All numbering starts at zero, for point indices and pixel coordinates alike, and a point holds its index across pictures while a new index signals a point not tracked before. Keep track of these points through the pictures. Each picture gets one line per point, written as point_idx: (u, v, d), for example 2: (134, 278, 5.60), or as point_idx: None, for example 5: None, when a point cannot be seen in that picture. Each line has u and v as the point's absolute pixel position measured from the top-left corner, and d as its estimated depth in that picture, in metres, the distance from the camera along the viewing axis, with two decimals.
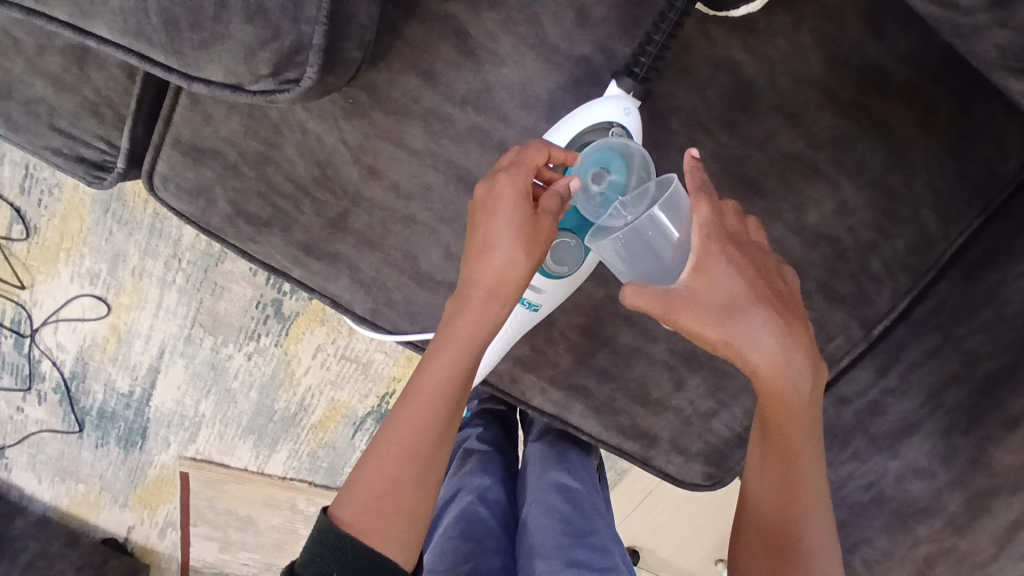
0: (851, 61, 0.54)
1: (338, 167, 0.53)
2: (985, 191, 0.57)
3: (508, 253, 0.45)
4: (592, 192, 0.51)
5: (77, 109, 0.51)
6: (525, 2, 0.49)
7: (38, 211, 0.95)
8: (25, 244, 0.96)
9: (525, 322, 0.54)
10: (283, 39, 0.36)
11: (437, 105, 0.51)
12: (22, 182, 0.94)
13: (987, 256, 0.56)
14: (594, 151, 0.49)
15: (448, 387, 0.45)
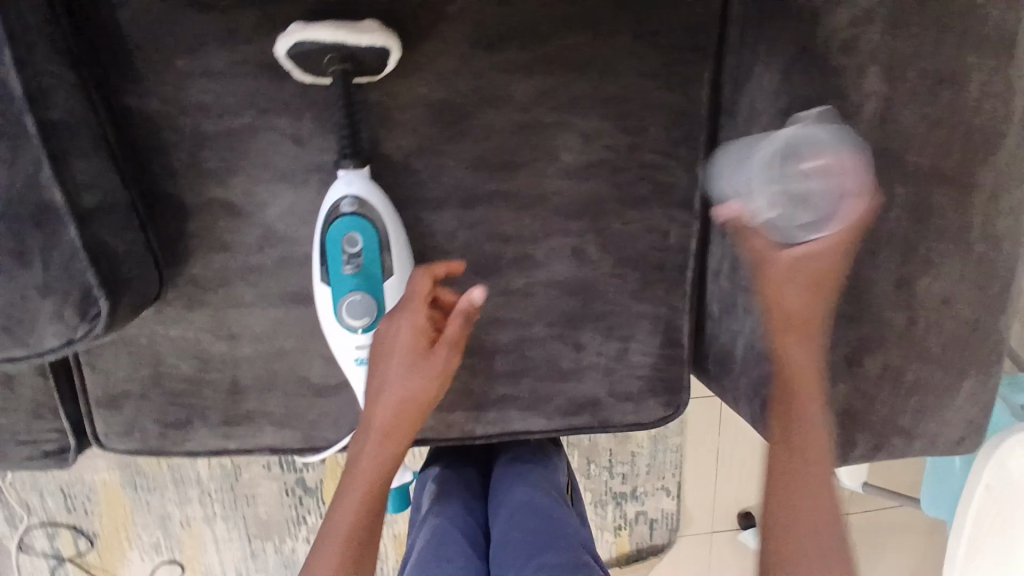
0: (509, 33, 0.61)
1: (213, 349, 0.64)
2: (702, 36, 0.61)
3: (407, 390, 0.53)
4: (354, 256, 0.57)
5: (27, 419, 0.64)
6: (251, 156, 0.60)
7: (89, 519, 1.09)
8: (94, 553, 1.10)
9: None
10: (73, 293, 0.49)
11: (246, 262, 0.62)
12: (66, 505, 1.08)
13: (734, 86, 0.62)
14: (339, 224, 0.56)
15: (371, 509, 0.52)
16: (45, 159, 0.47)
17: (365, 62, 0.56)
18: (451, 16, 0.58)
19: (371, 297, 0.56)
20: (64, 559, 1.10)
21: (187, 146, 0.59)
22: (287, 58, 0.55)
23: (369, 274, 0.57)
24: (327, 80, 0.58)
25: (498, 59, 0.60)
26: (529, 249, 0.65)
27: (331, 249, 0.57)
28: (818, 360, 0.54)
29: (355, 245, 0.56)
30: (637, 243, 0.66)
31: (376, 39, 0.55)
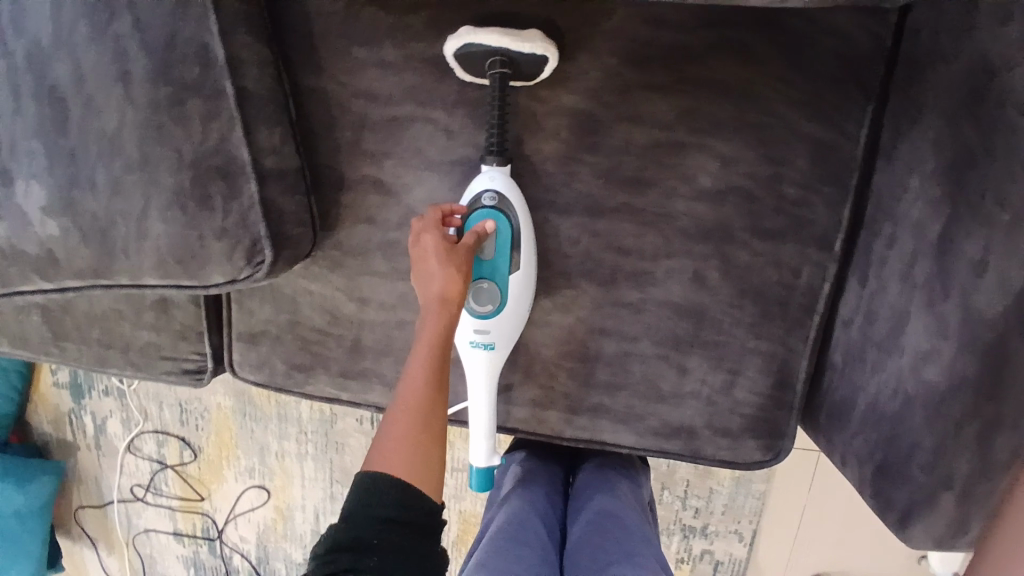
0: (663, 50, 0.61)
1: (342, 309, 0.70)
2: (866, 75, 0.58)
3: (441, 283, 0.57)
4: (487, 247, 0.61)
5: (174, 339, 0.75)
6: (406, 140, 0.65)
7: (197, 435, 1.25)
8: (195, 464, 1.27)
9: (490, 365, 0.63)
10: (243, 240, 0.55)
11: (385, 235, 0.67)
12: (181, 418, 1.25)
13: (896, 130, 0.58)
14: (477, 215, 0.60)
15: (430, 378, 0.56)
16: (237, 121, 0.53)
17: (522, 69, 0.59)
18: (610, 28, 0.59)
19: (496, 287, 0.61)
20: (168, 465, 1.28)
21: (352, 126, 0.65)
22: (454, 56, 0.59)
23: (498, 264, 0.61)
24: (484, 81, 0.61)
25: (649, 74, 0.60)
26: (649, 265, 0.65)
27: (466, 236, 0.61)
28: None
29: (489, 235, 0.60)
30: (762, 277, 0.64)
31: (537, 48, 0.57)
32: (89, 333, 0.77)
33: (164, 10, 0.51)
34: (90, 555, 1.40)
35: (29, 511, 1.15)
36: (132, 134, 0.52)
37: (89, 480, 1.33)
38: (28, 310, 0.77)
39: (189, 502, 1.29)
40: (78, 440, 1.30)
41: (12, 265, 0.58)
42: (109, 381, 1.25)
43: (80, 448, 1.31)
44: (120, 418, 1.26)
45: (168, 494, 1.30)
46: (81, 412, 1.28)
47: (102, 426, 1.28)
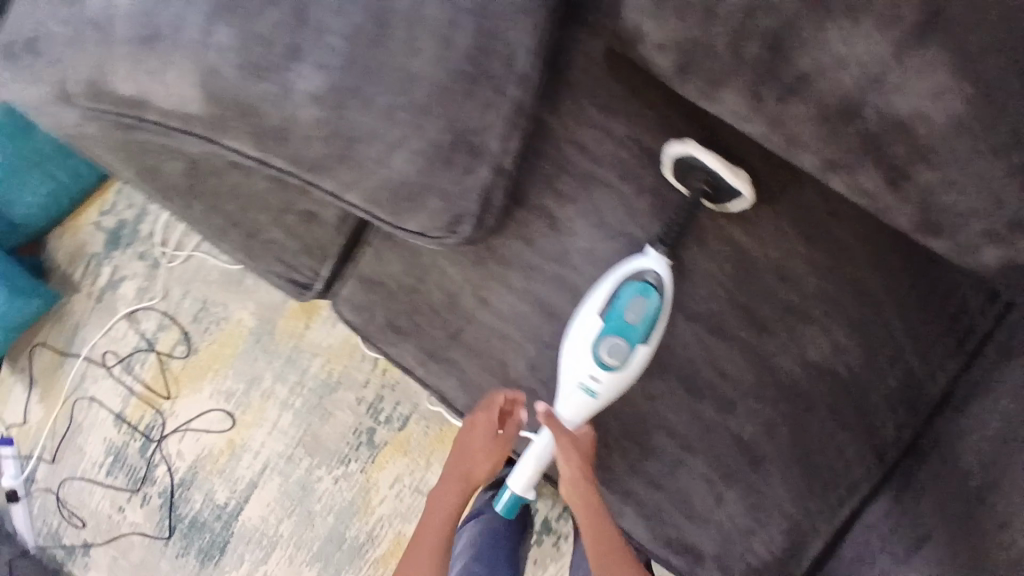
0: (828, 238, 0.71)
1: (460, 298, 0.76)
2: (964, 339, 0.71)
3: (476, 466, 0.73)
4: (634, 314, 0.69)
5: (299, 250, 0.80)
6: (593, 197, 0.74)
7: (201, 336, 1.27)
8: (181, 361, 1.28)
9: (587, 408, 0.70)
10: (454, 209, 0.64)
11: (533, 260, 0.75)
12: (195, 314, 1.27)
13: (971, 393, 0.70)
14: (634, 285, 0.69)
15: (435, 552, 0.69)
16: (501, 120, 0.62)
17: (718, 195, 0.70)
18: (793, 202, 0.72)
19: (628, 348, 0.68)
20: (154, 349, 1.29)
21: (556, 162, 0.74)
22: (671, 159, 0.70)
23: (634, 331, 0.69)
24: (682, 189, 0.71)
25: (812, 251, 0.71)
26: (734, 395, 0.72)
27: (622, 291, 0.69)
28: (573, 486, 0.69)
29: (639, 307, 0.69)
30: (820, 453, 0.71)
31: (740, 185, 0.68)
32: (221, 204, 0.80)
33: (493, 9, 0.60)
34: (20, 393, 1.40)
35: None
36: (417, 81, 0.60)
37: (68, 325, 1.34)
38: (175, 155, 0.79)
39: (152, 394, 1.30)
40: (83, 284, 1.32)
41: (240, 117, 0.61)
42: (149, 249, 1.28)
43: (80, 292, 1.33)
44: (138, 284, 1.29)
45: (135, 377, 1.31)
46: (104, 260, 1.31)
47: (116, 284, 1.30)
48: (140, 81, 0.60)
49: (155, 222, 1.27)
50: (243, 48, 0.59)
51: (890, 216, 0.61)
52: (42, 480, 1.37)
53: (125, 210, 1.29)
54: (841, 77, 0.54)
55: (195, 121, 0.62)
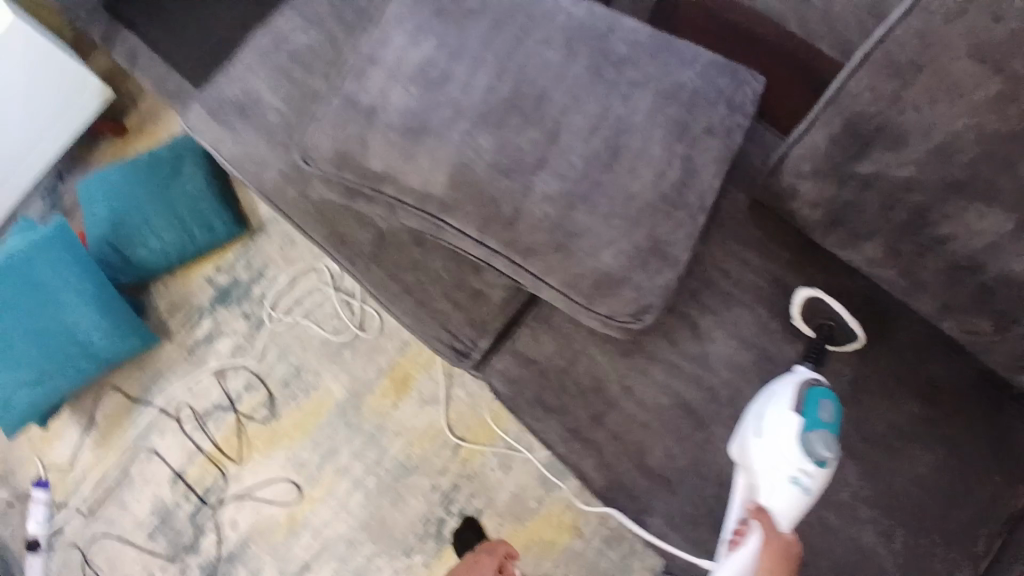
0: (926, 367, 0.82)
1: (607, 385, 0.85)
2: None
3: None
4: (829, 414, 0.72)
5: (465, 323, 0.90)
6: (730, 310, 0.85)
7: (287, 401, 1.31)
8: (259, 425, 1.30)
9: (800, 504, 0.72)
10: (642, 299, 0.74)
11: (675, 358, 0.84)
12: (286, 379, 1.32)
13: None
14: (813, 388, 0.74)
15: None
16: (683, 231, 0.75)
17: (840, 336, 0.82)
18: (904, 338, 0.83)
19: (835, 444, 0.71)
20: (235, 409, 1.32)
21: (704, 279, 0.86)
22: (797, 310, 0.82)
23: (833, 428, 0.72)
24: (808, 330, 0.83)
25: (911, 375, 0.82)
26: (852, 505, 0.78)
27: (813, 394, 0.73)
28: None
29: (830, 408, 0.73)
30: (928, 570, 0.76)
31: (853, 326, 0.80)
32: (401, 274, 0.92)
33: (688, 147, 0.74)
34: (73, 434, 1.35)
35: (92, 349, 1.23)
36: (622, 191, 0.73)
37: (147, 371, 1.36)
38: (370, 227, 0.93)
39: (220, 455, 1.30)
40: (178, 334, 1.37)
41: (475, 203, 0.75)
42: (256, 311, 1.36)
43: (173, 342, 1.37)
44: (235, 341, 1.35)
45: (206, 434, 1.31)
46: (207, 315, 1.38)
47: (214, 340, 1.36)
48: (396, 165, 0.77)
49: (269, 287, 1.37)
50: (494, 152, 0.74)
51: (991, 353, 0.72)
52: (70, 533, 1.31)
53: (241, 271, 1.38)
54: (973, 244, 0.66)
55: (432, 201, 0.78)
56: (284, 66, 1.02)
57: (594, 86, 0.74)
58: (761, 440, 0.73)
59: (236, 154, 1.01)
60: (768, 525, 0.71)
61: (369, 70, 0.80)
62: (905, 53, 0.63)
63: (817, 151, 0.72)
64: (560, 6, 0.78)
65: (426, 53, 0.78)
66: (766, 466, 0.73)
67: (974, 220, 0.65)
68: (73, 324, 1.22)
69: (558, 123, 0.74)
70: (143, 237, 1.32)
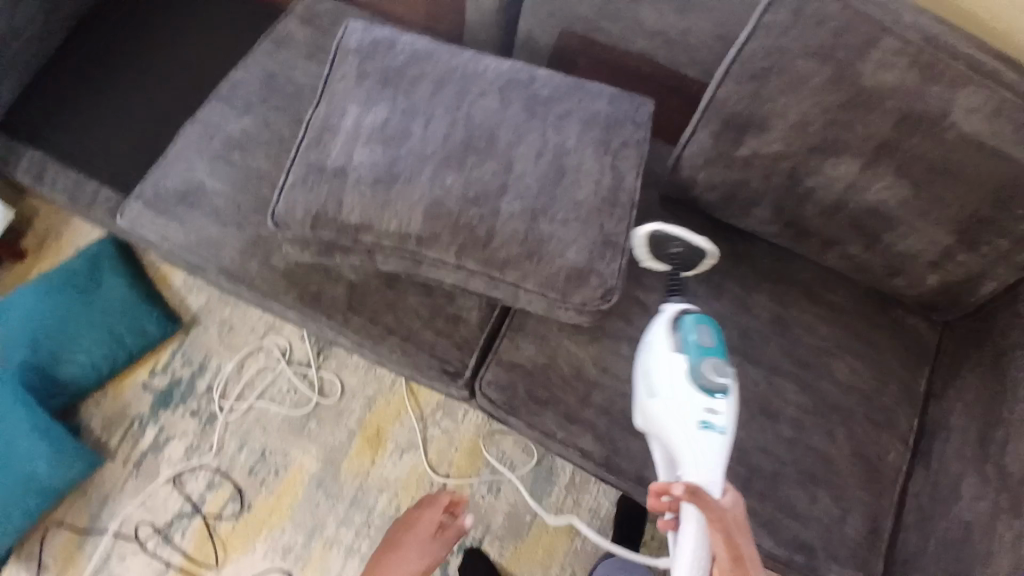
0: (828, 299, 1.02)
1: (586, 370, 0.95)
2: (926, 352, 1.02)
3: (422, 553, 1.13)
4: (705, 339, 0.83)
5: (449, 346, 0.97)
6: (670, 284, 1.00)
7: (257, 490, 1.24)
8: (232, 522, 1.23)
9: (721, 441, 0.79)
10: (606, 283, 0.85)
11: (637, 334, 0.97)
12: (252, 466, 1.26)
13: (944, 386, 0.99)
14: (690, 321, 0.84)
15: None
16: (625, 219, 0.89)
17: (687, 256, 0.91)
18: (803, 278, 1.03)
19: (722, 361, 0.82)
20: (201, 512, 1.23)
21: (642, 264, 1.02)
22: (644, 259, 0.94)
23: (714, 351, 0.82)
24: (662, 266, 0.94)
25: (820, 307, 1.01)
26: (803, 419, 0.95)
27: (685, 330, 0.84)
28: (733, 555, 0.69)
29: (704, 332, 0.83)
30: (873, 453, 0.96)
31: (704, 243, 0.88)
32: (379, 316, 0.98)
33: (609, 156, 0.91)
34: None
35: (40, 483, 1.16)
36: (570, 198, 0.87)
37: (92, 497, 1.24)
38: (340, 280, 0.99)
39: (195, 563, 1.21)
40: (119, 451, 1.26)
41: (452, 233, 0.86)
42: (202, 403, 1.29)
43: (115, 457, 1.26)
44: (186, 443, 1.26)
45: (175, 547, 1.21)
46: (149, 422, 1.28)
47: (160, 445, 1.26)
48: (370, 214, 0.87)
49: (213, 377, 1.30)
50: (457, 187, 0.86)
51: (872, 274, 0.96)
52: None
53: (179, 368, 1.31)
54: (835, 190, 0.88)
55: (412, 239, 0.86)
56: (220, 153, 1.07)
57: (531, 123, 0.90)
58: (661, 400, 0.82)
59: (185, 238, 1.02)
60: (709, 500, 0.70)
61: (331, 139, 0.90)
62: (756, 61, 0.84)
63: (706, 145, 0.92)
64: (486, 66, 0.94)
65: (381, 117, 0.90)
66: (675, 418, 0.80)
67: (831, 170, 0.87)
68: (15, 462, 1.16)
69: (509, 156, 0.88)
70: (71, 353, 1.25)
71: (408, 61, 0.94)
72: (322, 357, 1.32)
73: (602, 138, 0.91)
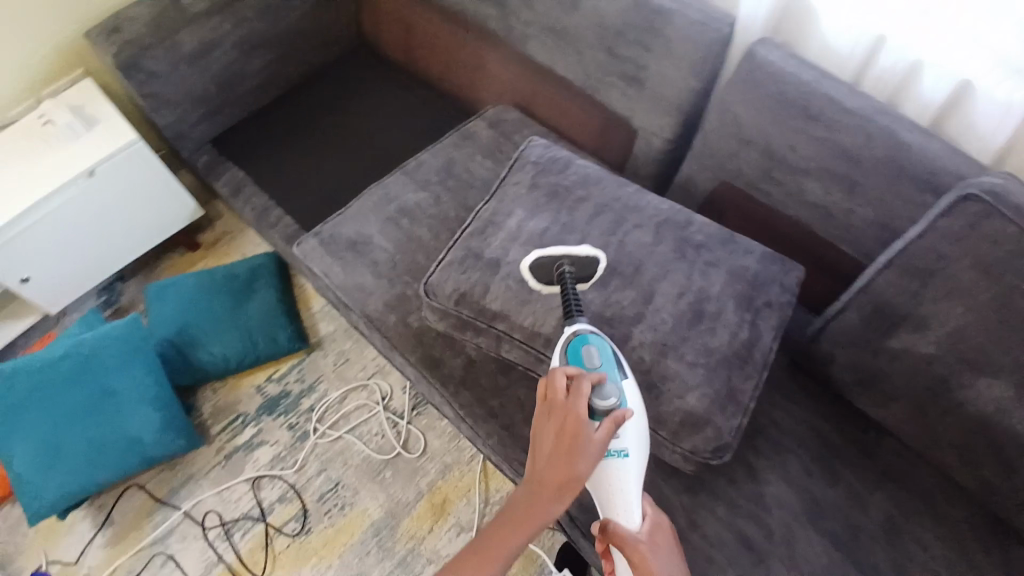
0: (954, 517, 0.96)
1: (675, 518, 0.97)
2: None
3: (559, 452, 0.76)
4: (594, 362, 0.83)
5: None
6: (776, 457, 1.01)
7: (320, 517, 1.29)
8: (288, 539, 1.27)
9: (626, 466, 0.82)
10: (721, 440, 0.89)
11: (733, 497, 0.98)
12: (323, 493, 1.32)
13: None
14: (576, 347, 0.85)
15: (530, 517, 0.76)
16: (749, 378, 0.91)
17: (581, 270, 0.94)
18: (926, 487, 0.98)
19: (608, 377, 0.82)
20: (265, 521, 1.29)
21: (756, 427, 1.04)
22: (541, 290, 0.94)
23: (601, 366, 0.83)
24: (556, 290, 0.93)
25: (943, 519, 0.95)
26: None
27: (572, 353, 0.84)
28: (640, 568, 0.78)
29: (595, 356, 0.83)
30: None
31: (587, 251, 0.95)
32: (487, 399, 1.04)
33: (744, 312, 0.94)
34: (83, 531, 1.28)
35: (139, 448, 1.21)
36: (697, 344, 0.91)
37: (178, 473, 1.34)
38: (461, 353, 1.07)
39: (241, 568, 1.24)
40: (217, 439, 1.37)
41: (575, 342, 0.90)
42: (300, 420, 1.39)
43: (211, 444, 1.36)
44: (275, 451, 1.35)
45: (231, 545, 1.26)
46: (250, 422, 1.39)
47: (252, 446, 1.36)
48: (510, 306, 0.94)
49: (318, 400, 1.41)
50: (597, 304, 0.93)
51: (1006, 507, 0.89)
52: None
53: (292, 382, 1.43)
54: (985, 408, 0.85)
55: (539, 338, 0.92)
56: (392, 216, 1.22)
57: (678, 263, 0.96)
58: None
59: (342, 279, 1.15)
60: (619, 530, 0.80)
61: (493, 232, 1.01)
62: (922, 262, 0.86)
63: (853, 326, 0.95)
64: (648, 202, 1.02)
65: (543, 224, 1.00)
66: None
67: (984, 389, 0.84)
68: (127, 423, 1.22)
69: (651, 288, 0.93)
70: (207, 342, 1.38)
71: (577, 182, 1.05)
72: (416, 412, 1.41)
73: (741, 293, 0.95)
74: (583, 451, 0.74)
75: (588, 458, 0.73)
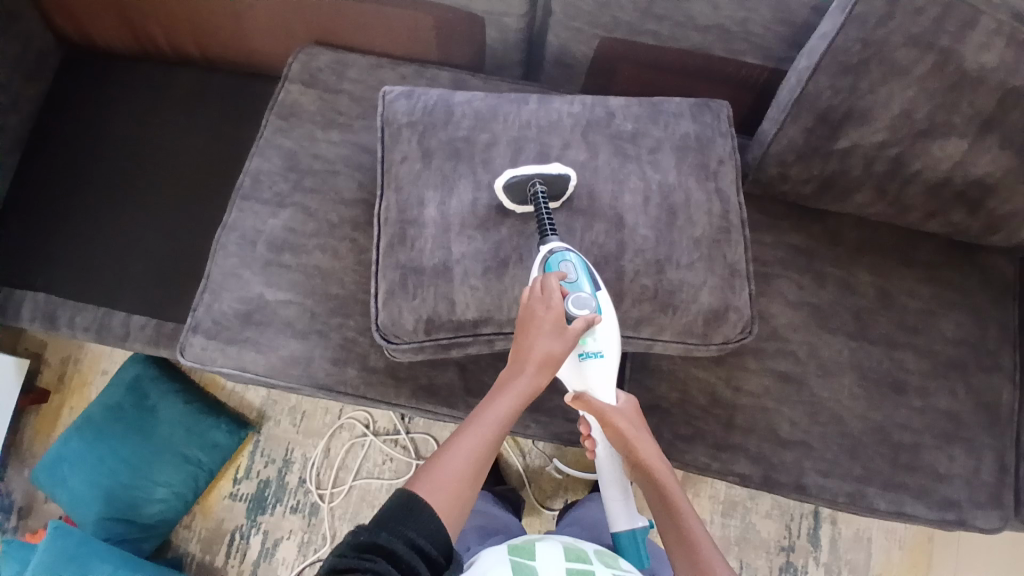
0: (920, 257, 1.03)
1: (720, 393, 0.96)
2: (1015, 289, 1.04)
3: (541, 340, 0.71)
4: (569, 272, 0.73)
5: None
6: (774, 288, 1.00)
7: None
8: None
9: (602, 366, 0.76)
10: (744, 314, 0.84)
11: (758, 345, 0.97)
12: None
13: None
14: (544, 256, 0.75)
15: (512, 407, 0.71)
16: (742, 242, 0.86)
17: (554, 190, 0.80)
18: (892, 243, 1.04)
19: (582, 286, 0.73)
20: None
21: None
22: (516, 209, 0.81)
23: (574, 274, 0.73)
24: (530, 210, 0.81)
25: (915, 263, 1.03)
26: (925, 383, 0.97)
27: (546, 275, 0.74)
28: (624, 438, 0.78)
29: (570, 268, 0.74)
30: (983, 394, 0.98)
31: (559, 169, 0.80)
32: None
33: (708, 182, 0.86)
34: None
35: None
36: (686, 242, 0.83)
37: None
38: (449, 364, 0.95)
39: None
40: (229, 567, 1.20)
41: None
42: (298, 497, 1.23)
43: None
44: (297, 541, 1.21)
45: None
46: (252, 531, 1.22)
47: (271, 551, 1.21)
48: (486, 306, 0.80)
49: (303, 467, 1.25)
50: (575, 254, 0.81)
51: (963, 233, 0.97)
52: None
53: (263, 468, 1.24)
54: (940, 169, 0.87)
55: None
56: (271, 259, 0.98)
57: (627, 166, 0.85)
58: None
59: (267, 362, 0.94)
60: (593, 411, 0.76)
61: (418, 234, 0.82)
62: (852, 56, 0.80)
63: (796, 141, 0.91)
64: (559, 111, 0.87)
65: (469, 197, 0.82)
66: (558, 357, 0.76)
67: (938, 151, 0.85)
68: None
69: (616, 210, 0.83)
70: (149, 490, 1.15)
71: (473, 127, 0.86)
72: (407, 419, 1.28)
73: (695, 163, 0.87)
74: (556, 331, 0.70)
75: (565, 340, 0.70)
